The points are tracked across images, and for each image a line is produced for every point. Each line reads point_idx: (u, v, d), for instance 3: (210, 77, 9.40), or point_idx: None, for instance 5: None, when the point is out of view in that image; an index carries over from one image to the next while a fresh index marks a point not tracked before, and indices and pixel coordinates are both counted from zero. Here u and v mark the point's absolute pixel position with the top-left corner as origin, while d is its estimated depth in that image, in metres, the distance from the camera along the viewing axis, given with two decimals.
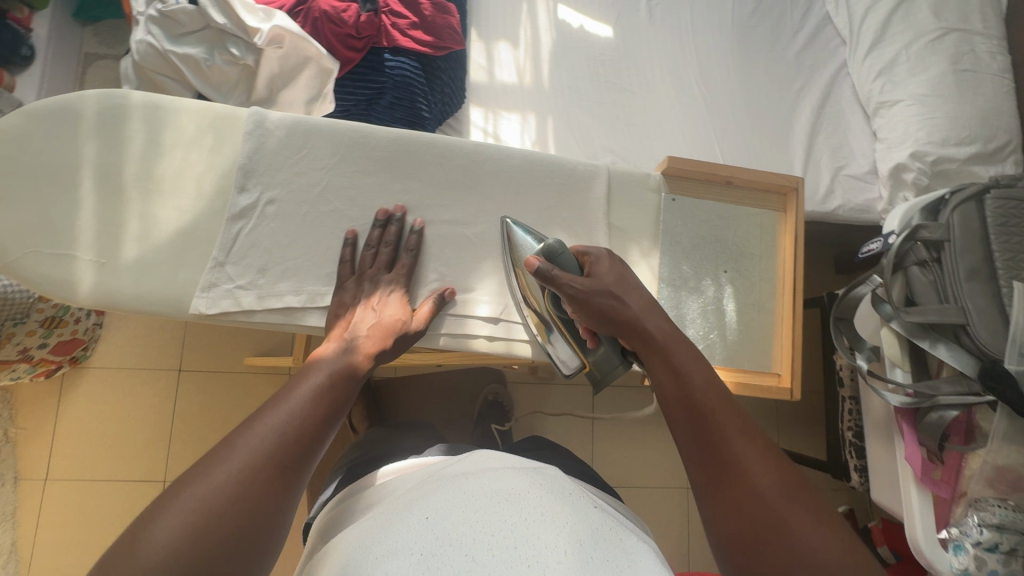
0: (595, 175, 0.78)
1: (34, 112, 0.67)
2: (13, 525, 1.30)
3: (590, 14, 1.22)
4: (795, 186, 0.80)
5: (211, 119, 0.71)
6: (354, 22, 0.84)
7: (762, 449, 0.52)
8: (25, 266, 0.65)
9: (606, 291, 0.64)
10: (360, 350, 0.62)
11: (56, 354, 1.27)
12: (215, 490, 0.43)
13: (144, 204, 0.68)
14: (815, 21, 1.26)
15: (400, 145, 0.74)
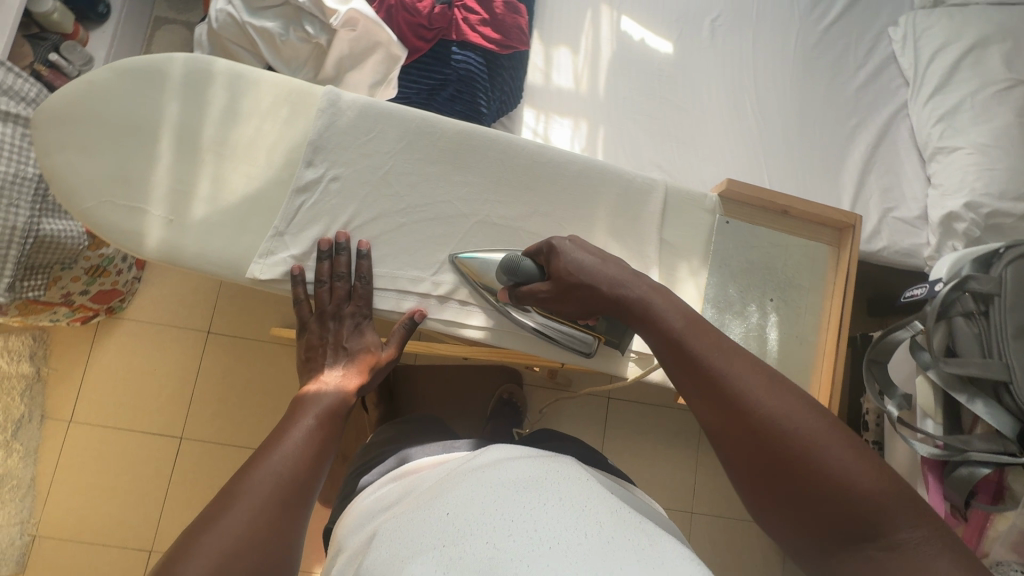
0: (652, 189, 0.78)
1: (123, 69, 0.70)
2: (35, 461, 1.35)
3: (652, 28, 1.22)
4: (853, 222, 0.80)
5: (289, 92, 0.73)
6: (427, 13, 0.86)
7: (760, 380, 0.53)
8: (98, 214, 0.67)
9: (596, 289, 0.63)
10: (337, 386, 0.68)
11: (96, 302, 1.32)
12: (225, 534, 0.47)
13: (217, 166, 0.70)
14: (880, 58, 1.24)
15: (465, 138, 0.75)
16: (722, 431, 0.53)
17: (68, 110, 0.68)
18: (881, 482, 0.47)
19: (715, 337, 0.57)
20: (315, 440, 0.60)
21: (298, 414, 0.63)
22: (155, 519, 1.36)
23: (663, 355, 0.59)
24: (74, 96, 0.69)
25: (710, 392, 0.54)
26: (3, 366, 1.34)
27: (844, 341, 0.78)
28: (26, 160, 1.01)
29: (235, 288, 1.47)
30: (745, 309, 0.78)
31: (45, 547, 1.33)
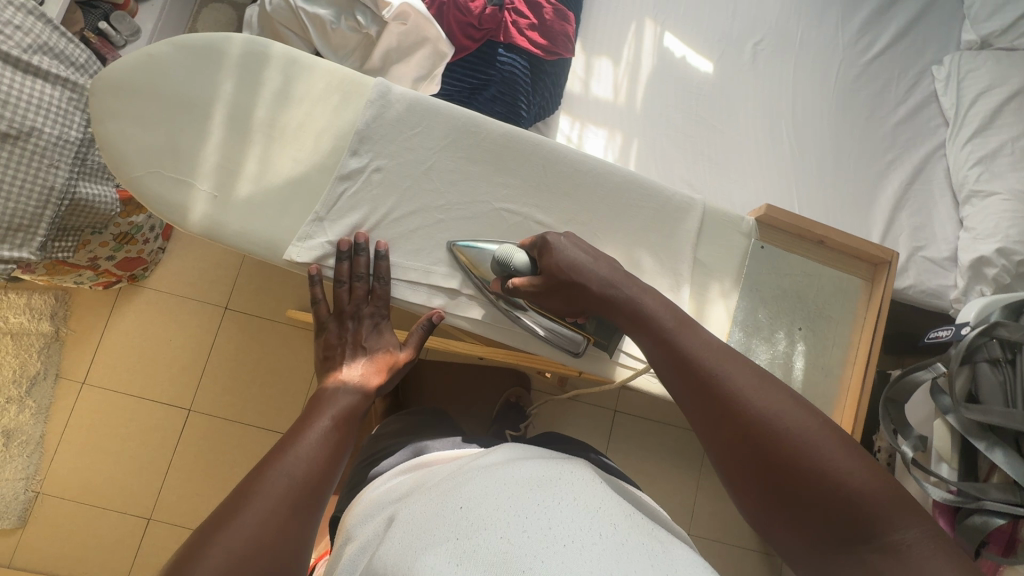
0: (690, 207, 0.78)
1: (184, 45, 0.71)
2: (45, 419, 1.37)
3: (694, 47, 1.22)
4: (890, 259, 0.79)
5: (341, 80, 0.74)
6: (478, 13, 0.87)
7: (746, 378, 0.54)
8: (146, 184, 0.69)
9: (585, 287, 0.64)
10: (358, 383, 0.70)
11: (120, 268, 1.34)
12: (242, 532, 0.48)
13: (265, 148, 0.71)
14: (921, 96, 1.23)
15: (509, 141, 0.76)
16: (712, 432, 0.54)
17: (126, 80, 0.70)
18: (875, 484, 0.47)
19: (708, 337, 0.58)
20: (329, 441, 0.61)
21: (315, 414, 0.64)
22: (157, 488, 1.37)
23: (654, 356, 0.60)
24: (133, 67, 0.70)
25: (700, 392, 0.55)
26: (25, 322, 1.37)
27: (872, 377, 0.77)
28: (70, 123, 1.04)
29: (256, 267, 1.49)
30: (773, 335, 0.77)
31: (46, 505, 1.34)
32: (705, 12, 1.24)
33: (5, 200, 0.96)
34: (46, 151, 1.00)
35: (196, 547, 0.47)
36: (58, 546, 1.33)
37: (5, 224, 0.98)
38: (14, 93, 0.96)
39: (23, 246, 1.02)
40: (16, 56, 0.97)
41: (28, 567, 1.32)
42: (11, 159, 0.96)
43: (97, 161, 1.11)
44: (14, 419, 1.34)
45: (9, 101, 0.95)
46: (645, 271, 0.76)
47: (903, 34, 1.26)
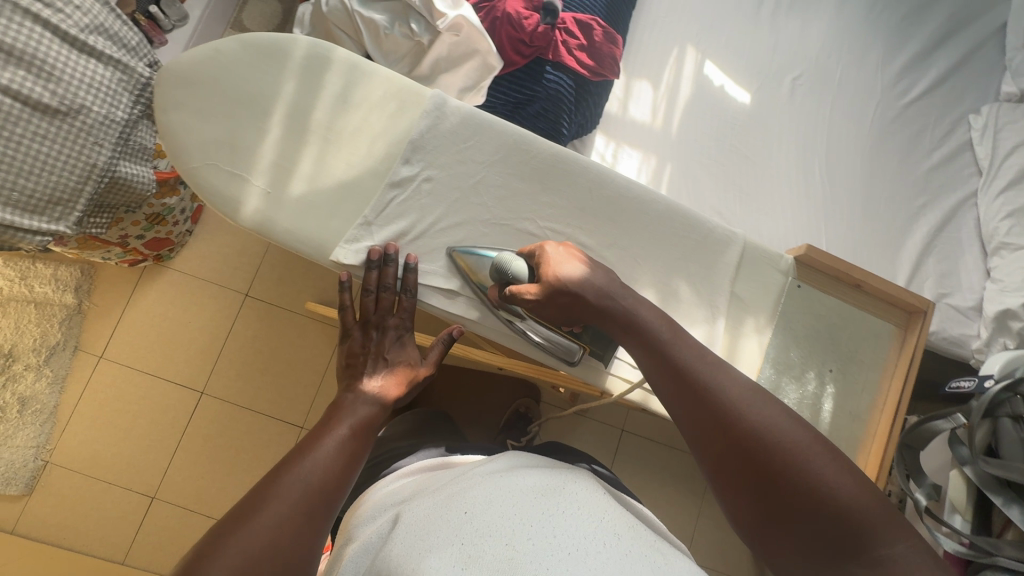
0: (730, 242, 0.79)
1: (251, 44, 0.74)
2: (60, 389, 1.39)
3: (734, 77, 1.23)
4: (926, 308, 0.79)
5: (399, 89, 0.76)
6: (531, 30, 0.87)
7: (740, 391, 0.56)
8: (203, 175, 0.70)
9: (583, 300, 0.65)
10: (377, 393, 0.67)
11: (149, 247, 1.36)
12: (252, 538, 0.48)
13: (320, 151, 0.73)
14: (956, 143, 1.24)
15: (557, 161, 0.77)
16: (707, 444, 0.55)
17: (192, 73, 0.72)
18: (862, 495, 0.50)
19: (702, 350, 0.60)
20: (347, 445, 0.60)
21: (336, 418, 0.63)
22: (164, 467, 1.38)
23: (648, 366, 0.61)
24: (200, 64, 0.72)
25: (694, 404, 0.56)
26: (49, 293, 1.40)
27: (900, 424, 0.76)
28: (117, 104, 1.06)
29: (280, 257, 1.50)
30: (804, 375, 0.78)
31: (54, 475, 1.36)
32: (747, 43, 1.25)
33: (48, 174, 0.98)
34: (92, 129, 1.01)
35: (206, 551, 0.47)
36: (61, 517, 1.34)
37: (45, 197, 1.00)
38: (68, 71, 0.98)
39: (60, 219, 1.04)
40: (72, 34, 0.98)
41: (31, 535, 1.32)
42: (58, 135, 0.98)
43: (139, 142, 1.13)
44: (30, 387, 1.36)
45: (61, 77, 0.97)
46: (682, 303, 0.77)
47: (943, 81, 1.26)
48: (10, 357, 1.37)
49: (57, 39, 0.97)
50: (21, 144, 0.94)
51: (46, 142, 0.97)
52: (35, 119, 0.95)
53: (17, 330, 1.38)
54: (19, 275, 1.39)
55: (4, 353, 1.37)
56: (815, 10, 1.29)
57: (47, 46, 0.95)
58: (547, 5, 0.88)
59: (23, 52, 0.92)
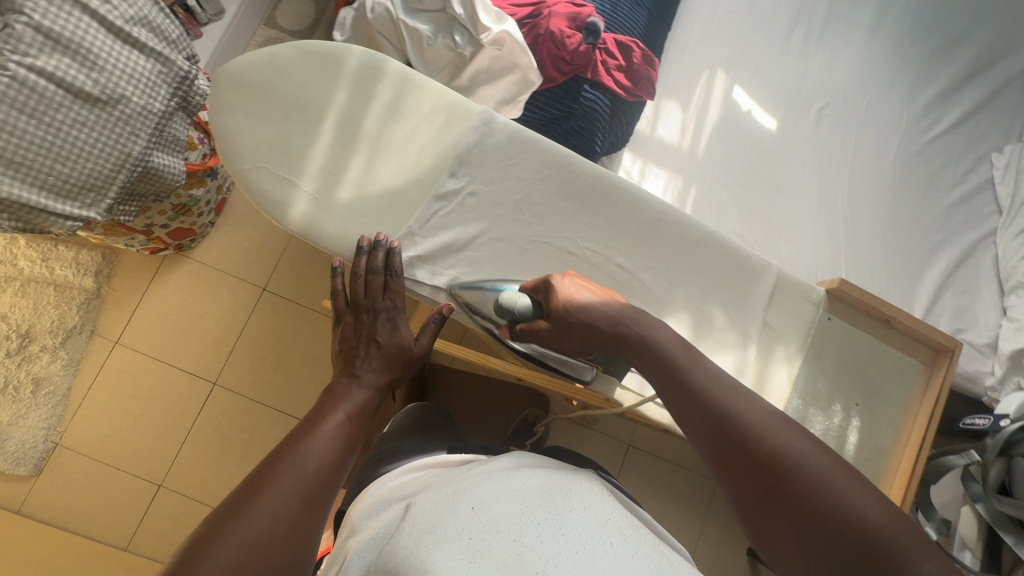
0: (764, 270, 0.80)
1: (306, 51, 0.77)
2: (74, 372, 1.40)
3: (761, 103, 1.25)
4: (953, 347, 0.80)
5: (448, 103, 0.79)
6: (573, 49, 0.88)
7: (757, 413, 0.57)
8: (253, 176, 0.74)
9: (595, 326, 0.67)
10: (368, 382, 0.67)
11: (171, 237, 1.37)
12: (249, 526, 0.48)
13: (369, 159, 0.76)
14: (978, 181, 1.25)
15: (598, 183, 0.79)
16: (725, 467, 0.56)
17: (248, 76, 0.75)
18: (884, 516, 0.49)
19: (717, 374, 0.61)
20: (344, 435, 0.60)
21: (330, 407, 0.63)
22: (173, 456, 1.39)
23: (665, 388, 0.62)
24: (257, 66, 0.76)
25: (710, 426, 0.57)
26: (69, 276, 1.41)
27: (923, 461, 0.77)
28: (156, 95, 1.06)
29: (299, 253, 1.51)
30: (831, 406, 0.78)
31: (62, 457, 1.36)
32: (776, 70, 1.27)
33: (83, 160, 0.99)
34: (130, 119, 1.03)
35: (204, 539, 0.47)
36: (67, 500, 1.35)
37: (79, 182, 1.01)
38: (110, 62, 0.98)
39: (91, 206, 1.05)
40: (118, 25, 0.98)
41: (36, 516, 1.33)
42: (97, 123, 0.99)
43: (173, 133, 1.14)
44: (45, 368, 1.37)
45: (103, 67, 0.97)
46: (714, 324, 0.78)
47: (967, 118, 1.28)
48: (26, 337, 1.38)
49: (102, 28, 0.98)
50: (58, 129, 0.95)
51: (85, 129, 0.98)
52: (76, 106, 0.96)
53: (36, 311, 1.39)
54: (40, 257, 1.40)
55: (21, 333, 1.38)
56: (844, 41, 1.31)
57: (93, 36, 0.96)
58: (591, 25, 0.89)
59: (69, 40, 0.93)
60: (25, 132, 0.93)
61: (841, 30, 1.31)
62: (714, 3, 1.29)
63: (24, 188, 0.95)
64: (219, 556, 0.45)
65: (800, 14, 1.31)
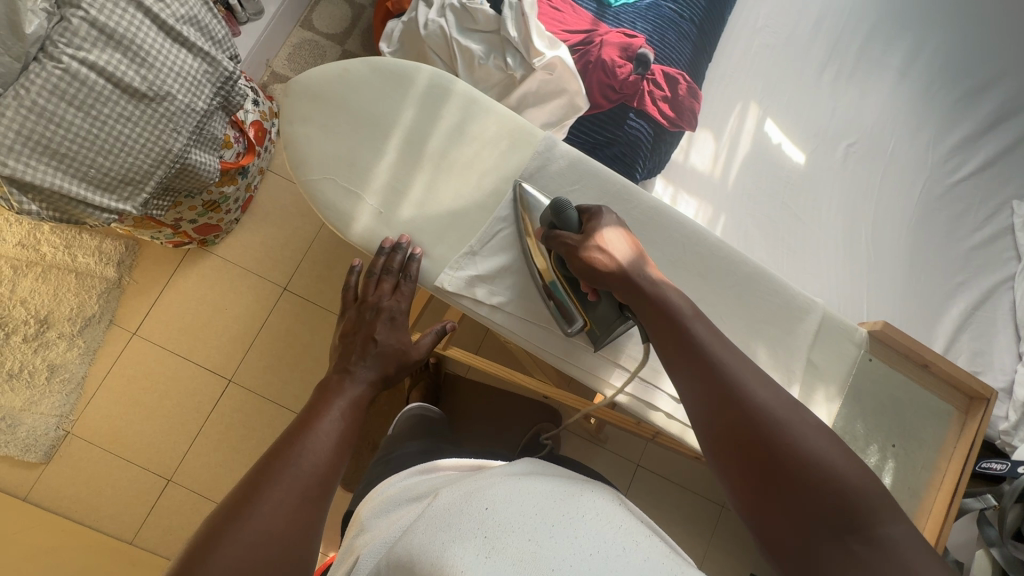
0: (809, 310, 0.82)
1: (378, 71, 0.83)
2: (90, 361, 1.40)
3: (791, 137, 1.27)
4: (988, 396, 0.81)
5: (512, 128, 0.82)
6: (622, 78, 0.91)
7: (750, 370, 0.60)
8: (321, 188, 0.79)
9: (614, 264, 0.69)
10: (362, 380, 0.70)
11: (197, 232, 1.38)
12: (248, 525, 0.50)
13: (432, 178, 0.80)
14: (998, 227, 1.27)
15: (653, 216, 0.81)
16: (718, 425, 0.58)
17: (323, 93, 0.82)
18: (857, 476, 0.52)
19: (716, 333, 0.64)
20: (337, 429, 0.63)
21: (323, 402, 0.66)
22: (183, 451, 1.38)
23: (664, 338, 0.65)
24: (332, 82, 0.82)
25: (708, 386, 0.59)
26: (91, 264, 1.41)
27: (956, 508, 0.78)
28: (199, 94, 1.06)
29: (322, 255, 1.51)
30: (867, 448, 0.79)
31: (72, 446, 1.36)
32: (807, 106, 1.29)
33: (124, 155, 1.00)
34: (174, 117, 1.03)
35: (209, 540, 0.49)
36: (75, 489, 1.34)
37: (118, 176, 1.01)
38: (159, 59, 0.99)
39: (128, 199, 1.05)
40: (169, 23, 0.99)
41: (42, 504, 1.32)
42: (140, 118, 0.99)
43: (212, 132, 1.15)
44: (61, 355, 1.37)
45: (152, 63, 0.98)
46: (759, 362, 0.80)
47: (991, 164, 1.30)
48: (45, 323, 1.38)
49: (153, 26, 0.98)
50: (102, 123, 0.96)
51: (128, 125, 0.98)
52: (122, 101, 0.97)
53: (56, 298, 1.39)
54: (64, 243, 1.40)
55: (39, 318, 1.38)
56: (874, 81, 1.33)
57: (145, 32, 0.96)
58: (642, 56, 0.92)
59: (122, 35, 0.94)
60: (71, 124, 0.93)
61: (872, 70, 1.34)
62: (749, 38, 1.32)
63: (65, 178, 0.95)
64: (221, 556, 0.47)
65: (832, 52, 1.33)
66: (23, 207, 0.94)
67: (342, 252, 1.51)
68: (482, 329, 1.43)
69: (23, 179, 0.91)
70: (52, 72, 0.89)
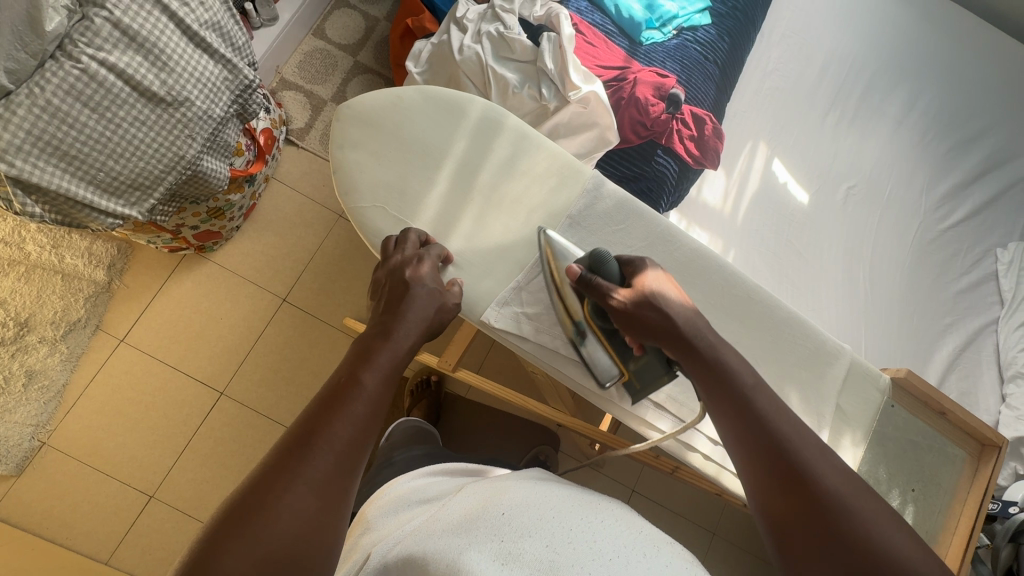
0: (837, 355, 0.87)
1: (431, 104, 0.89)
2: (72, 369, 1.33)
3: (797, 177, 1.31)
4: (1001, 443, 0.86)
5: (561, 166, 0.89)
6: (654, 117, 0.98)
7: (807, 442, 0.58)
8: (369, 216, 0.85)
9: (671, 322, 0.68)
10: (407, 319, 0.66)
11: (197, 238, 1.33)
12: (258, 523, 0.44)
13: (482, 211, 0.86)
14: (984, 272, 1.34)
15: (693, 257, 0.88)
16: (756, 461, 0.58)
17: (375, 123, 0.88)
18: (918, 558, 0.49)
19: (776, 402, 0.62)
20: (366, 408, 0.55)
21: (352, 370, 0.58)
22: (168, 465, 1.31)
23: (720, 397, 0.63)
24: (386, 114, 0.88)
25: (757, 440, 0.59)
26: (80, 266, 1.35)
27: (971, 551, 0.81)
28: (217, 101, 1.02)
29: (325, 266, 1.48)
30: (889, 491, 0.83)
31: (47, 459, 1.28)
32: (811, 147, 1.34)
33: (135, 159, 0.95)
34: (190, 123, 0.98)
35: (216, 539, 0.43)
36: (48, 504, 1.26)
37: (128, 181, 0.96)
38: (180, 63, 0.94)
39: (134, 204, 1.00)
40: (193, 29, 0.95)
41: (8, 519, 1.24)
42: (156, 123, 0.95)
43: (225, 139, 1.10)
44: (41, 361, 1.30)
45: (173, 68, 0.94)
46: (793, 407, 0.84)
47: (976, 213, 1.38)
48: (25, 326, 1.31)
49: (177, 30, 0.94)
50: (116, 125, 0.91)
51: (143, 129, 0.94)
52: (139, 105, 0.92)
53: (39, 300, 1.33)
54: (51, 243, 1.34)
55: (19, 322, 1.31)
56: (874, 127, 1.40)
57: (168, 37, 0.92)
58: (673, 96, 1.00)
59: (144, 38, 0.90)
60: (83, 125, 0.88)
61: (871, 117, 1.41)
62: (759, 79, 1.37)
63: (72, 181, 0.90)
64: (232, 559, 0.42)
65: (835, 98, 1.40)
66: (26, 209, 0.89)
67: (348, 264, 1.48)
68: (487, 346, 1.42)
69: (28, 180, 0.86)
70: (70, 72, 0.85)
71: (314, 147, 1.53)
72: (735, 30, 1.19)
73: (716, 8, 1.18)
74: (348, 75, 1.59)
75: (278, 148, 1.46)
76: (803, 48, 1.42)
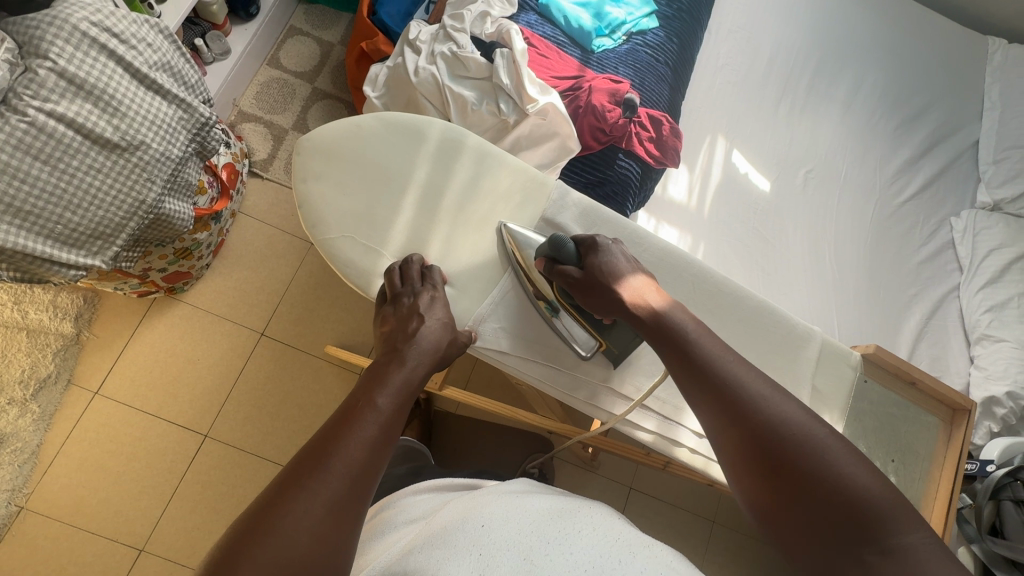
0: (809, 337, 0.90)
1: (392, 129, 0.89)
2: (46, 428, 1.28)
3: (757, 167, 1.35)
4: (969, 406, 0.89)
5: (524, 180, 0.90)
6: (612, 122, 1.00)
7: (757, 381, 0.62)
8: (340, 245, 0.85)
9: (619, 301, 0.75)
10: (419, 357, 0.67)
11: (166, 280, 1.30)
12: (273, 543, 0.44)
13: (451, 230, 0.87)
14: (941, 242, 1.39)
15: (663, 254, 0.90)
16: (710, 410, 0.62)
17: (338, 151, 0.88)
18: (870, 481, 0.52)
19: (723, 348, 0.67)
20: (378, 429, 0.56)
21: (368, 392, 0.59)
22: (156, 516, 1.27)
23: (675, 355, 0.68)
24: (348, 142, 0.88)
25: (716, 396, 0.62)
26: (45, 320, 1.32)
27: (952, 513, 0.85)
28: (174, 141, 1.00)
29: (301, 296, 1.46)
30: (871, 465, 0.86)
31: (26, 524, 1.23)
32: (767, 137, 1.38)
33: (94, 208, 0.92)
34: (147, 166, 0.96)
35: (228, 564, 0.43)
36: (30, 571, 1.21)
37: (88, 231, 0.94)
38: (132, 107, 0.92)
39: (96, 254, 0.97)
40: (142, 71, 0.93)
41: None
42: (114, 169, 0.93)
43: (186, 178, 1.08)
44: (12, 423, 1.25)
45: (125, 113, 0.92)
46: None
47: (929, 185, 1.43)
48: None
49: (126, 74, 0.92)
50: (72, 176, 0.88)
51: (99, 177, 0.91)
52: (93, 152, 0.90)
53: (4, 359, 1.28)
54: (12, 300, 1.31)
55: None
56: (824, 112, 1.45)
57: (119, 83, 0.91)
58: (627, 101, 1.02)
59: (93, 85, 0.88)
60: (37, 179, 0.86)
61: (821, 102, 1.46)
62: (711, 75, 1.41)
63: (30, 237, 0.87)
64: None
65: (785, 88, 1.44)
66: None
67: (324, 292, 1.47)
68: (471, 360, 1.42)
69: None
70: (18, 126, 0.82)
71: (279, 177, 1.52)
72: (682, 31, 1.22)
73: (662, 11, 1.22)
74: (307, 103, 1.58)
75: (242, 182, 1.44)
76: (750, 41, 1.47)
